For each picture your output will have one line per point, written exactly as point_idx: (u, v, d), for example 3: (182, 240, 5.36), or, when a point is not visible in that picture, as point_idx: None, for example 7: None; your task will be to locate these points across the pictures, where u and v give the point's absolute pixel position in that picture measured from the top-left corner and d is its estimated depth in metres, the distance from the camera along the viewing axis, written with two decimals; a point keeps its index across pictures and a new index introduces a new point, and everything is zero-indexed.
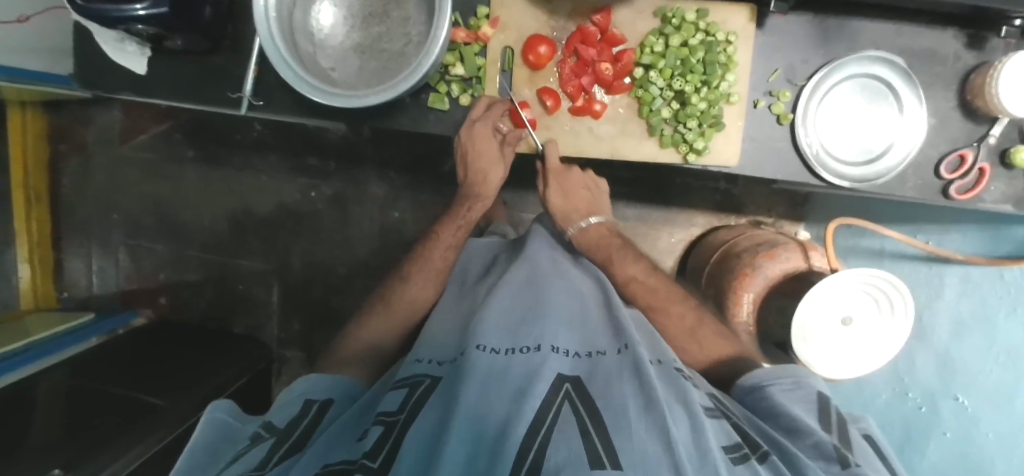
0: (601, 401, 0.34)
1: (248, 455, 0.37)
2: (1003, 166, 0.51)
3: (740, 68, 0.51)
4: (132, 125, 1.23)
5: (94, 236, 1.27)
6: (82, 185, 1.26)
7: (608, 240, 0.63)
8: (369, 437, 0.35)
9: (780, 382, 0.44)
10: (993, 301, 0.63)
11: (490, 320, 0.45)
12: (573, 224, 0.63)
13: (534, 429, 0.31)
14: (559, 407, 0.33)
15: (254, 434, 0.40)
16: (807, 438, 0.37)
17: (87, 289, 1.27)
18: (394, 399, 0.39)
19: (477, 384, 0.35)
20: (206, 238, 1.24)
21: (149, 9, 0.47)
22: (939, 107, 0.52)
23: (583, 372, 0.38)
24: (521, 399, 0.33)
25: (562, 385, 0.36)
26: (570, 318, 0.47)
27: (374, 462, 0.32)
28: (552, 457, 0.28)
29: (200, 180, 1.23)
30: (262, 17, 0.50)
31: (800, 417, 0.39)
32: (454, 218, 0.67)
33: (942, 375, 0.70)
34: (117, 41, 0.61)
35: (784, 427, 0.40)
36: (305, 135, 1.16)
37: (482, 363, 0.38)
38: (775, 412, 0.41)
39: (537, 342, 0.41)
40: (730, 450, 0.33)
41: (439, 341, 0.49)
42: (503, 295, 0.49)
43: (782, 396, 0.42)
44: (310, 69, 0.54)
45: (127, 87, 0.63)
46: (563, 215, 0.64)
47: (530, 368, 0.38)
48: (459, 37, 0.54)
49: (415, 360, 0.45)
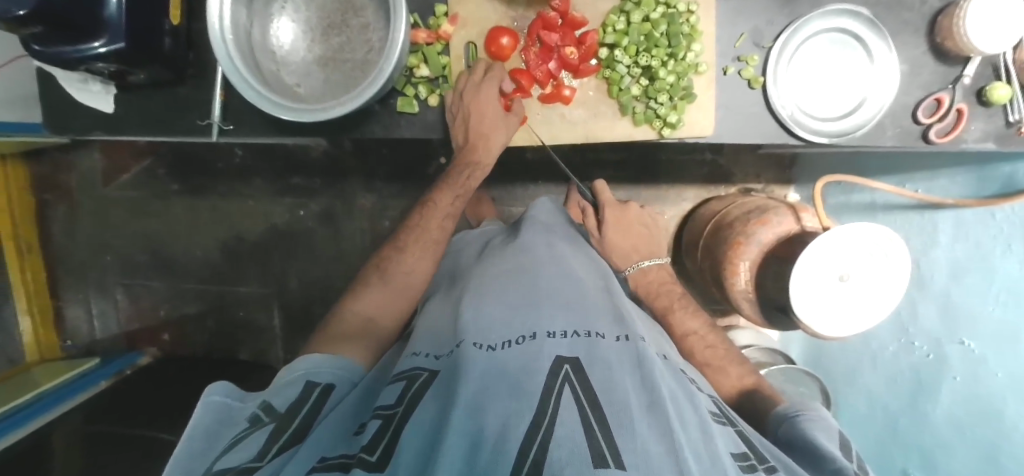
0: (602, 392, 0.33)
1: (246, 441, 0.36)
2: (981, 105, 0.50)
3: (705, 37, 0.51)
4: (113, 166, 1.23)
5: (90, 281, 1.27)
6: (72, 231, 1.26)
7: (667, 285, 0.67)
8: (368, 431, 0.34)
9: (808, 414, 0.44)
10: (987, 243, 0.63)
11: (486, 313, 0.44)
12: (632, 264, 0.68)
13: (534, 426, 0.29)
14: (559, 394, 0.33)
15: (252, 417, 0.40)
16: (828, 464, 0.37)
17: (89, 334, 1.27)
18: (392, 392, 0.38)
19: (475, 379, 0.34)
20: (201, 269, 1.24)
21: (108, 46, 0.47)
22: (910, 53, 0.51)
23: (583, 354, 0.38)
24: (519, 395, 0.32)
25: (561, 369, 0.35)
26: (567, 303, 0.45)
27: (372, 456, 0.31)
28: (554, 452, 0.27)
29: (188, 212, 1.23)
30: (218, 40, 0.49)
31: (823, 447, 0.39)
32: (450, 185, 0.64)
33: (947, 318, 0.69)
34: (80, 81, 0.60)
35: (808, 458, 0.39)
36: (286, 154, 1.16)
37: (479, 358, 0.37)
38: (802, 441, 0.41)
39: (533, 331, 0.40)
40: (739, 458, 0.32)
41: (436, 332, 0.47)
42: (498, 288, 0.48)
43: (809, 426, 0.42)
44: (276, 87, 0.54)
45: (97, 127, 0.63)
46: (624, 255, 0.68)
47: (526, 359, 0.37)
48: (420, 37, 0.54)
49: (413, 353, 0.44)
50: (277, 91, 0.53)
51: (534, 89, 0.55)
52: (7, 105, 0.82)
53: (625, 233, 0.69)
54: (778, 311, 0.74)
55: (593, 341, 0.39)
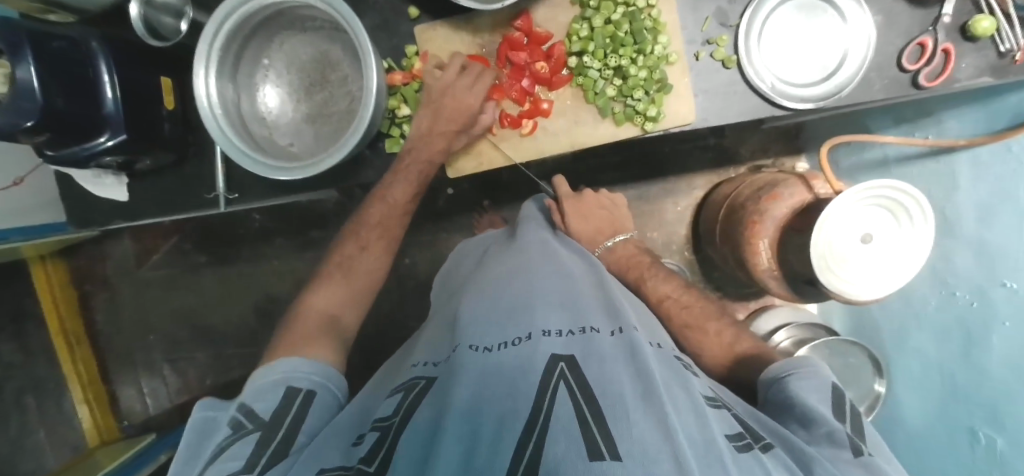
0: (595, 383, 0.32)
1: (230, 451, 0.36)
2: (968, 41, 0.49)
3: (669, 28, 0.51)
4: (144, 249, 1.30)
5: (137, 361, 1.31)
6: (113, 316, 1.31)
7: (636, 258, 0.64)
8: (364, 444, 0.34)
9: (798, 371, 0.41)
10: (1010, 181, 0.56)
11: (480, 314, 0.43)
12: (599, 245, 0.66)
13: (530, 426, 0.29)
14: (553, 392, 0.31)
15: (236, 423, 0.40)
16: (818, 427, 0.35)
17: (144, 413, 1.31)
18: (390, 405, 0.38)
19: (470, 383, 0.33)
20: (238, 333, 1.28)
21: (114, 139, 0.51)
22: (883, 3, 0.50)
23: (578, 351, 0.36)
24: (513, 395, 0.32)
25: (555, 367, 0.34)
26: (561, 298, 0.44)
27: (371, 466, 0.31)
28: (551, 449, 0.26)
29: (218, 281, 1.28)
30: (208, 114, 0.51)
31: (813, 406, 0.37)
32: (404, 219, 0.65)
33: (983, 262, 0.62)
34: (94, 177, 0.64)
35: (794, 418, 0.37)
36: (300, 211, 1.20)
37: (473, 362, 0.36)
38: (789, 403, 0.38)
39: (528, 331, 0.39)
40: (735, 438, 0.31)
41: (436, 341, 0.47)
42: (493, 289, 0.47)
43: (795, 385, 0.40)
44: (268, 149, 0.57)
45: (117, 216, 0.67)
46: (590, 237, 0.65)
47: (522, 359, 0.36)
48: (397, 80, 0.56)
49: (413, 365, 0.44)
50: (271, 153, 0.56)
51: (511, 107, 0.56)
52: (37, 206, 0.89)
53: (585, 218, 0.66)
54: (807, 283, 0.71)
55: (587, 338, 0.38)
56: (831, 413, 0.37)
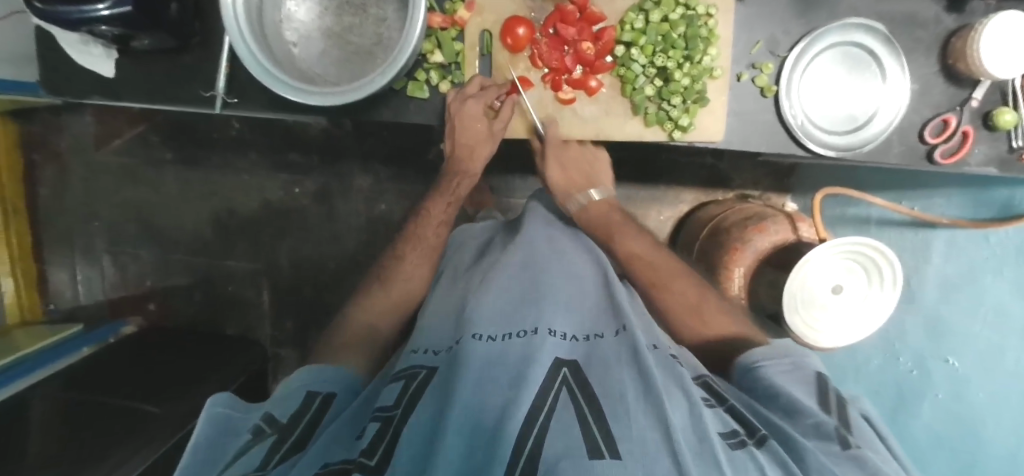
0: (597, 386, 0.33)
1: (247, 456, 0.34)
2: (987, 129, 0.51)
3: (721, 41, 0.51)
4: (105, 130, 1.19)
5: (77, 246, 1.24)
6: (57, 194, 1.23)
7: (609, 215, 0.62)
8: (367, 434, 0.34)
9: (781, 363, 0.44)
10: (979, 264, 0.65)
11: (487, 308, 0.43)
12: (573, 199, 0.63)
13: (531, 418, 0.30)
14: (555, 396, 0.32)
15: (253, 427, 0.38)
16: (806, 419, 0.37)
17: (73, 300, 1.25)
18: (391, 393, 0.38)
19: (474, 372, 0.33)
20: (191, 241, 1.22)
21: (112, 9, 0.45)
22: (921, 73, 0.51)
23: (579, 356, 0.37)
24: (517, 386, 0.32)
25: (558, 371, 0.35)
26: (567, 300, 0.45)
27: (371, 460, 0.30)
28: (548, 449, 0.27)
29: (180, 183, 1.21)
30: (229, 13, 0.47)
31: (799, 399, 0.39)
32: (444, 194, 0.65)
33: (935, 337, 0.69)
34: (82, 44, 0.58)
35: (782, 409, 0.39)
36: (285, 130, 1.13)
37: (479, 351, 0.36)
38: (772, 394, 0.41)
39: (534, 325, 0.39)
40: (728, 435, 0.33)
41: (436, 328, 0.47)
42: (501, 280, 0.47)
43: (778, 377, 0.43)
44: (270, 43, 0.52)
45: (95, 91, 0.61)
46: (563, 191, 0.62)
47: (525, 352, 0.36)
48: (435, 22, 0.53)
49: (413, 352, 0.44)
50: (274, 53, 0.52)
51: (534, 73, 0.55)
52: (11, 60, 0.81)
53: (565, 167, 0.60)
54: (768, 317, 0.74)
55: (592, 344, 0.40)
56: (817, 405, 0.39)
